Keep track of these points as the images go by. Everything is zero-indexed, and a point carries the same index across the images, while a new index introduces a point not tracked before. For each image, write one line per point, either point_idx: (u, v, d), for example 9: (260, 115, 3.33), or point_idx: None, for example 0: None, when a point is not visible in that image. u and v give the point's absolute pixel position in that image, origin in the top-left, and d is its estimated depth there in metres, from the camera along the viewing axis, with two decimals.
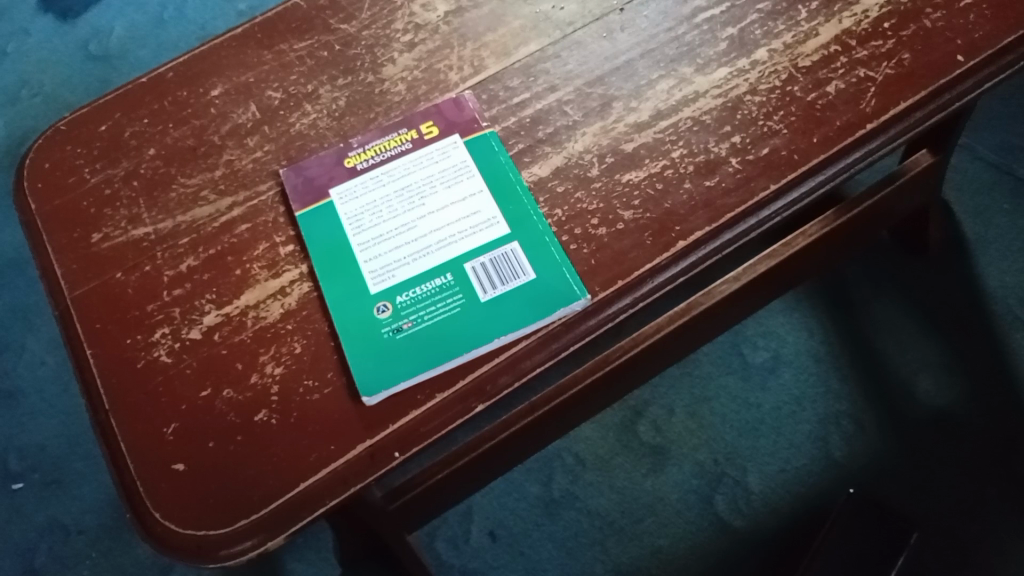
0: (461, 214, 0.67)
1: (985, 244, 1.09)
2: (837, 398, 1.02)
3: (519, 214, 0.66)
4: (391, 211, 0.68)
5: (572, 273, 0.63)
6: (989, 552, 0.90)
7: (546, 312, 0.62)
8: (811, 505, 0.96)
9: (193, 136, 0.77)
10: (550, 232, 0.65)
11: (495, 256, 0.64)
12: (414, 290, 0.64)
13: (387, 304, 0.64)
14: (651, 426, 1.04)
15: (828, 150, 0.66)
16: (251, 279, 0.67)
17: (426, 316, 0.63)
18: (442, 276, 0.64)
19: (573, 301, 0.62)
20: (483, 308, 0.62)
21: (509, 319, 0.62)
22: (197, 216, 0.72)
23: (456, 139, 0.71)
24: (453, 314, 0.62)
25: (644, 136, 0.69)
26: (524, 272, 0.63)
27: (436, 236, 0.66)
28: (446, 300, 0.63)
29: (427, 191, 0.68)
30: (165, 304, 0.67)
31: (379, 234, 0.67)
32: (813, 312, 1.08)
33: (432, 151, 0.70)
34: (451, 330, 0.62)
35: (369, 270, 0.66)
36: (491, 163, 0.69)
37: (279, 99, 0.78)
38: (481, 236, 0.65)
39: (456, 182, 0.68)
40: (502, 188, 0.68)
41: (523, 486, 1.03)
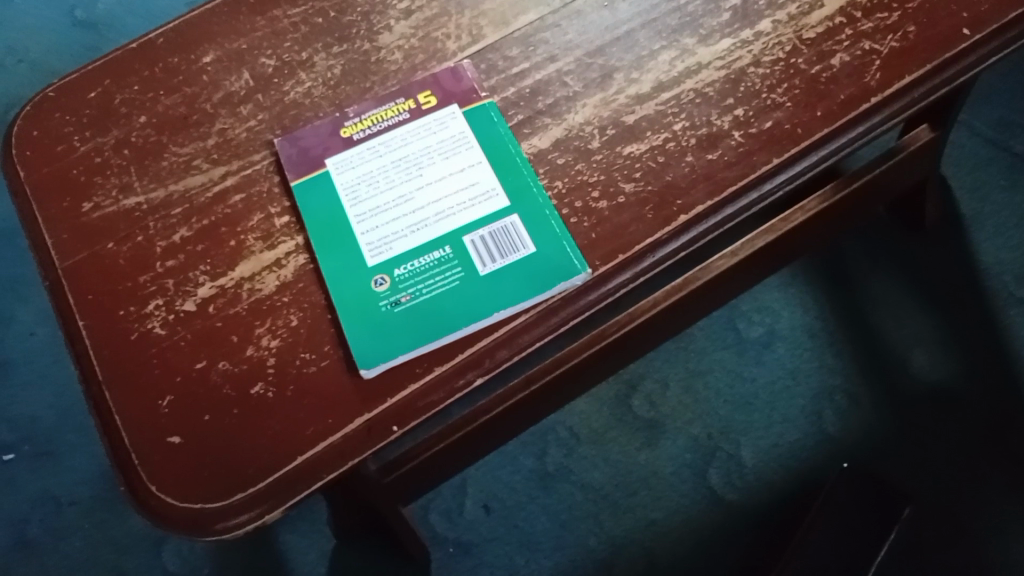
0: (460, 187, 0.66)
1: (981, 221, 1.09)
2: (831, 373, 1.02)
3: (519, 187, 0.65)
4: (388, 182, 0.67)
5: (572, 248, 0.63)
6: (984, 525, 0.91)
7: (546, 287, 0.61)
8: (805, 480, 0.97)
9: (185, 104, 0.76)
10: (550, 206, 0.64)
11: (494, 230, 0.63)
12: (412, 263, 0.63)
13: (385, 277, 0.63)
14: (645, 401, 1.04)
15: (831, 124, 0.65)
16: (246, 251, 0.66)
17: (424, 290, 0.62)
18: (440, 250, 0.63)
19: (573, 275, 0.61)
20: (483, 282, 0.62)
21: (509, 294, 0.61)
22: (189, 185, 0.71)
23: (454, 110, 0.70)
24: (452, 287, 0.62)
25: (645, 108, 0.68)
26: (524, 246, 0.63)
27: (434, 208, 0.65)
28: (444, 274, 0.62)
29: (425, 162, 0.67)
30: (158, 275, 0.66)
31: (376, 206, 0.66)
32: (809, 287, 1.08)
33: (430, 122, 0.69)
34: (450, 304, 0.61)
35: (366, 243, 0.65)
36: (490, 134, 0.68)
37: (272, 67, 0.77)
38: (480, 208, 0.64)
39: (454, 153, 0.67)
40: (501, 161, 0.67)
41: (517, 459, 1.03)
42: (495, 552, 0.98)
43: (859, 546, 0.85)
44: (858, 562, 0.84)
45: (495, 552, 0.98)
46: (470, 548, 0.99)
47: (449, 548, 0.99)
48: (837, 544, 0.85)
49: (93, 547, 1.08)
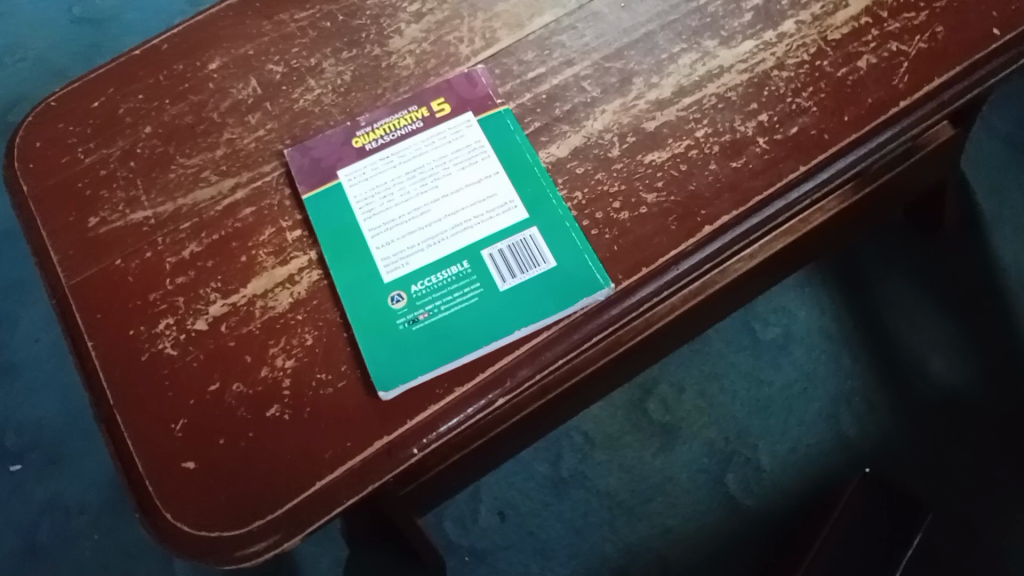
0: (477, 198, 0.64)
1: (1001, 221, 1.07)
2: (848, 376, 1.01)
3: (538, 198, 0.63)
4: (403, 195, 0.65)
5: (594, 261, 0.61)
6: (1002, 532, 0.89)
7: (568, 302, 0.59)
8: (821, 488, 0.95)
9: (192, 113, 0.74)
10: (570, 217, 0.63)
11: (513, 243, 0.62)
12: (429, 279, 0.61)
13: (401, 293, 0.61)
14: (661, 404, 1.03)
15: (858, 129, 0.63)
16: (258, 266, 0.65)
17: (443, 306, 0.60)
18: (458, 264, 0.61)
19: (596, 290, 0.59)
20: (502, 298, 0.60)
21: (529, 310, 0.59)
22: (198, 198, 0.69)
23: (469, 118, 0.68)
24: (471, 304, 0.60)
25: (666, 114, 0.66)
26: (544, 259, 0.61)
27: (450, 221, 0.63)
28: (463, 289, 0.60)
29: (440, 173, 0.65)
30: (167, 292, 0.65)
31: (391, 219, 0.64)
32: (824, 289, 1.06)
33: (444, 131, 0.67)
34: (469, 321, 0.59)
35: (381, 257, 0.63)
36: (507, 143, 0.66)
37: (280, 74, 0.75)
38: (498, 221, 0.63)
39: (470, 163, 0.65)
40: (519, 170, 0.65)
41: (531, 465, 1.01)
42: (510, 561, 0.97)
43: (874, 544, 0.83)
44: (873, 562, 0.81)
45: (510, 560, 0.97)
46: (484, 556, 0.97)
47: (463, 556, 0.98)
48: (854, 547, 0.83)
49: (102, 555, 1.07)
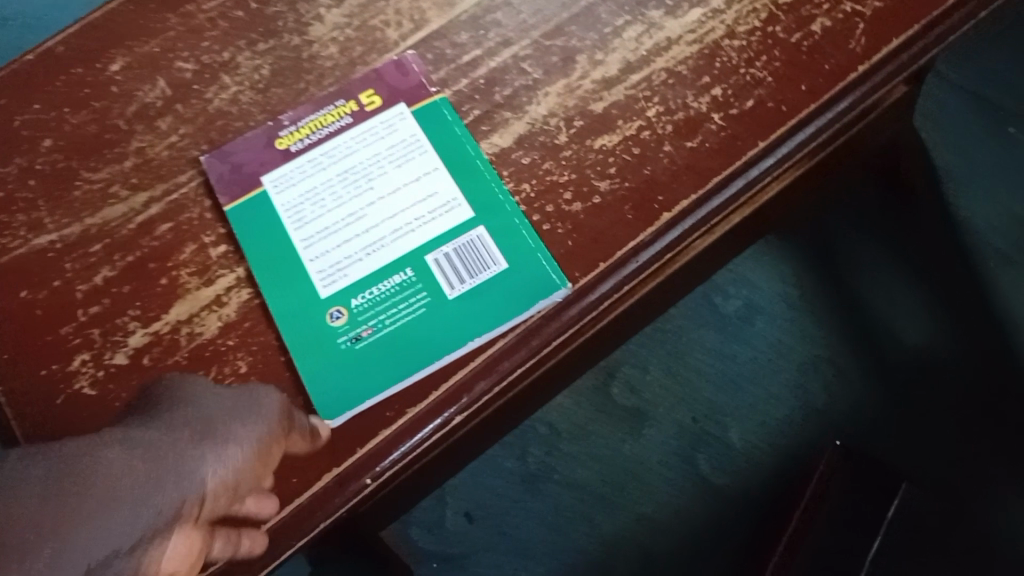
0: (417, 198, 0.58)
1: (955, 174, 1.05)
2: (813, 344, 0.99)
3: (483, 194, 0.59)
4: (335, 199, 0.59)
5: (548, 259, 0.56)
6: (977, 492, 0.88)
7: (523, 307, 0.55)
8: (796, 460, 0.93)
9: (95, 121, 0.67)
10: (519, 213, 0.58)
11: (459, 245, 0.57)
12: (370, 291, 0.56)
13: (341, 309, 0.56)
14: (626, 388, 0.99)
15: (817, 99, 0.60)
16: (180, 289, 0.59)
17: (387, 321, 0.55)
18: (401, 273, 0.56)
19: (552, 292, 0.55)
20: (451, 307, 0.55)
21: (482, 319, 0.55)
22: (108, 216, 0.62)
23: (403, 109, 0.62)
24: (418, 316, 0.55)
25: (614, 93, 0.61)
26: (494, 261, 0.56)
27: (389, 225, 0.58)
28: (408, 300, 0.56)
29: (374, 172, 0.60)
30: (81, 325, 0.58)
31: (323, 226, 0.59)
32: (783, 255, 1.04)
33: (375, 126, 0.62)
34: (418, 335, 0.55)
35: (316, 270, 0.57)
36: (445, 135, 0.61)
37: (191, 72, 0.68)
38: (441, 222, 0.58)
39: (406, 160, 0.60)
40: (460, 164, 0.60)
41: (497, 462, 0.98)
42: (483, 563, 0.93)
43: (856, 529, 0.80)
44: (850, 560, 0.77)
45: (483, 563, 0.93)
46: (455, 561, 0.94)
47: (434, 563, 0.94)
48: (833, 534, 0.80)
49: None
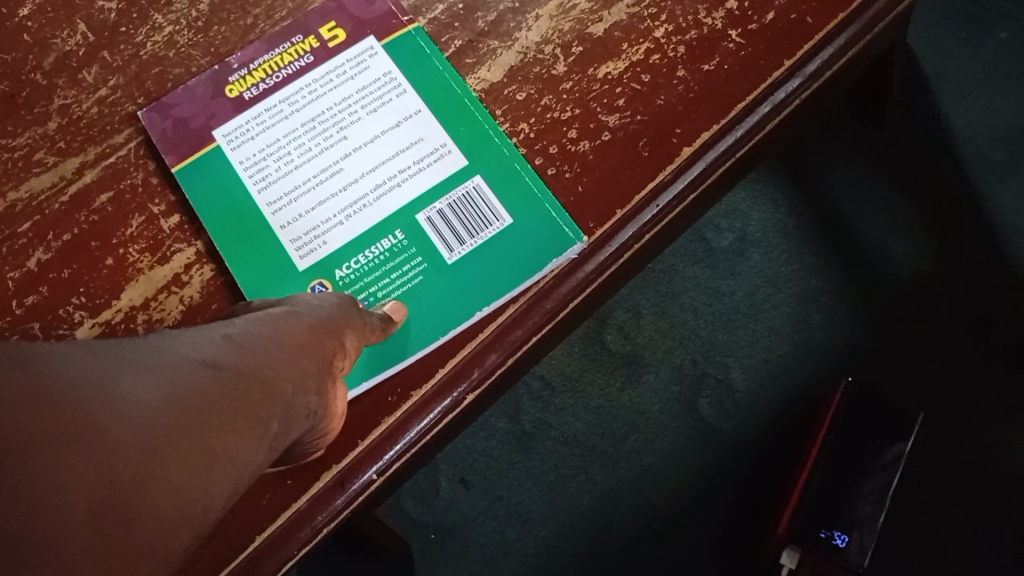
0: (400, 148, 0.51)
1: (947, 82, 1.00)
2: (811, 274, 0.94)
3: (476, 138, 0.51)
4: (304, 153, 0.51)
5: (557, 209, 0.49)
6: (986, 415, 0.86)
7: (533, 269, 0.48)
8: (802, 397, 0.89)
9: (6, 77, 0.57)
10: (520, 158, 0.50)
11: (455, 200, 0.50)
12: (354, 259, 0.49)
13: (323, 283, 0.49)
14: (619, 334, 0.94)
15: (844, 7, 0.53)
16: (130, 269, 0.51)
17: (379, 293, 0.48)
18: (390, 236, 0.49)
19: (566, 248, 0.49)
20: (453, 274, 0.48)
21: (487, 284, 0.48)
22: (35, 188, 0.53)
23: (372, 43, 0.53)
24: (414, 286, 0.48)
25: (614, 13, 0.54)
26: (495, 216, 0.49)
27: (371, 180, 0.50)
28: (402, 268, 0.49)
29: (346, 119, 0.52)
30: (18, 319, 0.50)
31: (292, 186, 0.51)
32: (774, 183, 0.99)
33: (342, 64, 0.53)
34: (417, 307, 0.48)
35: (289, 238, 0.50)
36: (424, 72, 0.53)
37: (115, 11, 0.58)
38: (431, 173, 0.50)
39: (382, 104, 0.52)
40: (447, 105, 0.52)
41: (489, 423, 0.92)
42: (482, 530, 0.89)
43: (863, 480, 0.78)
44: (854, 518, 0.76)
45: (482, 530, 0.89)
46: (453, 530, 0.89)
47: (430, 534, 0.89)
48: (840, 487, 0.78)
49: None
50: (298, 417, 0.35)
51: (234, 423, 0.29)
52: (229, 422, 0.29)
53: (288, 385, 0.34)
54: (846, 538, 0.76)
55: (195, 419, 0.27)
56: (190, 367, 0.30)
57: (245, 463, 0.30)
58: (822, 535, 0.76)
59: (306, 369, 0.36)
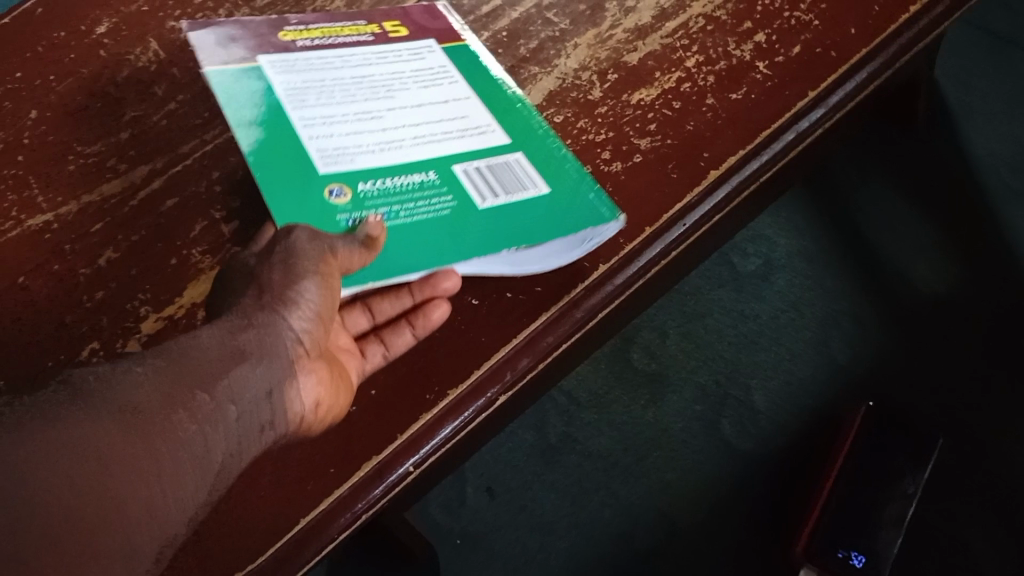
0: (446, 117, 0.53)
1: (969, 110, 1.09)
2: (834, 299, 0.98)
3: (520, 127, 0.54)
4: (348, 95, 0.53)
5: (596, 193, 0.52)
6: (1007, 444, 0.87)
7: (564, 231, 0.49)
8: (823, 419, 0.91)
9: (84, 89, 0.62)
10: (561, 152, 0.53)
11: (495, 166, 0.52)
12: (381, 180, 0.49)
13: (343, 188, 0.48)
14: (644, 352, 0.97)
15: (866, 42, 0.57)
16: (192, 269, 0.55)
17: (401, 213, 0.48)
18: (424, 174, 0.50)
19: (602, 223, 0.50)
20: (481, 217, 0.49)
21: (516, 231, 0.49)
22: (106, 193, 0.57)
23: (431, 44, 0.58)
24: (440, 217, 0.49)
25: (648, 43, 0.58)
26: (533, 186, 0.51)
27: (412, 132, 0.52)
28: (430, 200, 0.49)
29: (396, 84, 0.54)
30: (86, 311, 0.53)
31: (329, 114, 0.52)
32: (798, 208, 1.04)
33: (400, 49, 0.57)
34: (439, 234, 0.48)
35: (317, 148, 0.50)
36: (478, 73, 0.57)
37: (186, 33, 0.64)
38: (473, 142, 0.53)
39: (434, 84, 0.55)
40: (494, 99, 0.55)
41: (515, 436, 0.95)
42: (506, 539, 0.89)
43: (884, 508, 0.79)
44: (873, 545, 0.78)
45: (505, 539, 0.89)
46: (477, 538, 0.90)
47: (455, 541, 0.90)
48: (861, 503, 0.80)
49: None
50: (254, 434, 0.38)
51: (157, 459, 0.34)
52: (155, 458, 0.34)
53: (215, 410, 0.37)
54: (863, 560, 0.77)
55: (112, 469, 0.33)
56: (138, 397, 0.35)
57: (180, 485, 0.34)
58: (840, 555, 0.77)
59: (244, 387, 0.38)
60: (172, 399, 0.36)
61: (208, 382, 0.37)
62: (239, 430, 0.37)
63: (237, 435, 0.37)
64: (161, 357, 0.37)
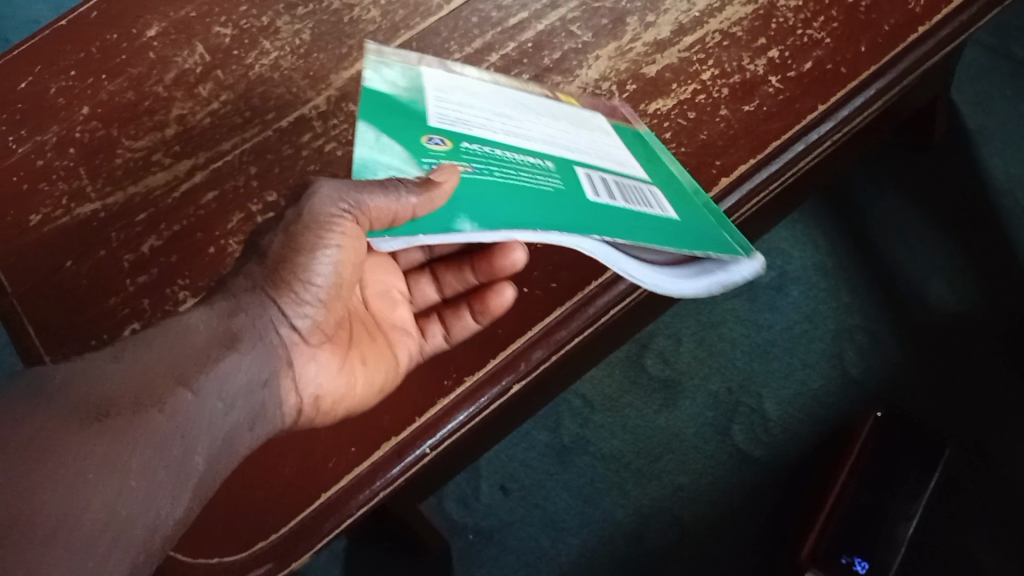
0: (587, 145, 0.51)
1: (990, 136, 1.08)
2: (849, 313, 0.99)
3: (669, 185, 0.51)
4: (489, 102, 0.53)
5: (735, 240, 0.46)
6: (1016, 461, 0.89)
7: (688, 244, 0.43)
8: (834, 429, 0.93)
9: (132, 89, 0.66)
10: (712, 216, 0.50)
11: (626, 182, 0.47)
12: (488, 146, 0.46)
13: (444, 140, 0.46)
14: (659, 358, 0.99)
15: (876, 60, 0.59)
16: (230, 258, 0.58)
17: (499, 174, 0.43)
18: (543, 161, 0.46)
19: (734, 255, 0.44)
20: (591, 202, 0.43)
21: (626, 223, 0.42)
22: (151, 185, 0.61)
23: (599, 118, 0.56)
24: (545, 189, 0.43)
25: (667, 56, 0.61)
26: (664, 209, 0.47)
27: (542, 136, 0.50)
28: (539, 177, 0.44)
29: (542, 114, 0.53)
30: (130, 295, 0.57)
31: (463, 105, 0.51)
32: (816, 221, 1.06)
33: (566, 109, 0.56)
34: (543, 203, 0.41)
35: (435, 115, 0.49)
36: (637, 144, 0.55)
37: (229, 37, 0.67)
38: (613, 165, 0.49)
39: (584, 129, 0.53)
40: (650, 164, 0.53)
41: (530, 435, 0.97)
42: (519, 535, 0.92)
43: (895, 526, 0.80)
44: (878, 550, 0.79)
45: (518, 535, 0.92)
46: (490, 533, 0.93)
47: (469, 535, 0.93)
48: (869, 513, 0.81)
49: None
50: (250, 419, 0.43)
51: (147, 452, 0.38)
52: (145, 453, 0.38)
53: (202, 404, 0.40)
54: (866, 566, 0.78)
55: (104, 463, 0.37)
56: (131, 393, 0.39)
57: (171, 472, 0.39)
58: (844, 561, 0.79)
59: (228, 383, 0.42)
60: (158, 396, 0.39)
61: (197, 377, 0.41)
62: (230, 420, 0.42)
63: (222, 431, 0.41)
64: (153, 354, 0.41)
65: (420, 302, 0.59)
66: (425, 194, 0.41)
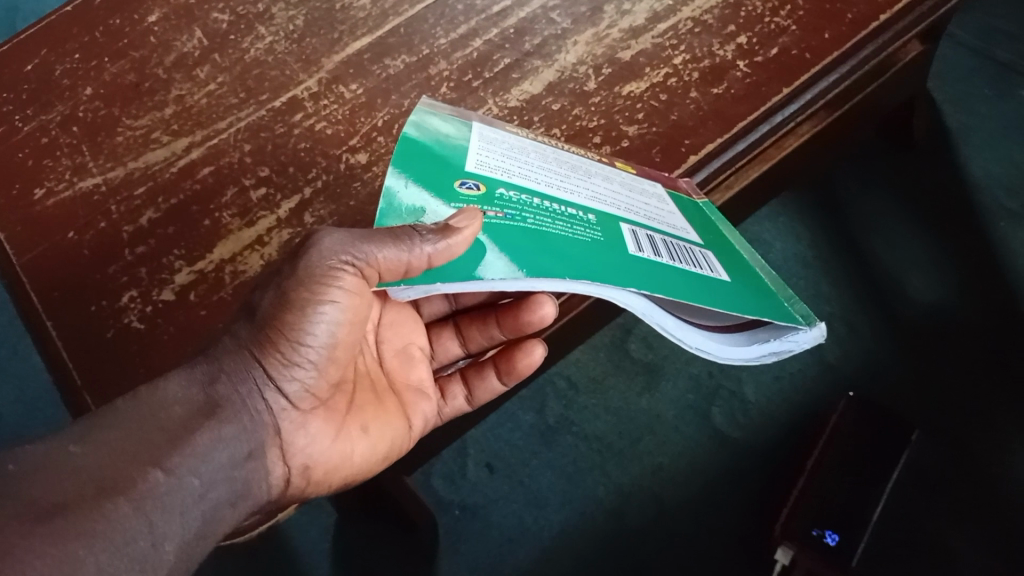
0: (637, 203, 0.53)
1: (969, 132, 1.11)
2: (827, 301, 1.02)
3: (722, 250, 0.53)
4: (540, 156, 0.54)
5: (790, 308, 0.47)
6: (986, 445, 0.91)
7: (730, 304, 0.45)
8: (810, 412, 0.96)
9: (134, 70, 0.69)
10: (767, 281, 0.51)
11: (675, 243, 0.49)
12: (525, 196, 0.49)
13: (477, 185, 0.49)
14: (642, 343, 1.02)
15: (839, 46, 0.62)
16: (223, 229, 0.61)
17: (530, 220, 0.47)
18: (588, 216, 0.49)
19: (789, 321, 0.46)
20: (629, 256, 0.46)
21: (662, 279, 0.44)
22: (150, 161, 0.64)
23: (657, 186, 0.56)
24: (582, 239, 0.46)
25: (641, 42, 0.64)
26: (715, 271, 0.49)
27: (589, 195, 0.52)
28: (578, 229, 0.47)
29: (594, 173, 0.54)
30: (128, 264, 0.60)
31: (510, 153, 0.53)
32: (798, 214, 1.09)
33: (624, 175, 0.56)
34: (580, 252, 0.45)
35: (476, 158, 0.52)
36: (693, 209, 0.56)
37: (226, 23, 0.70)
38: (664, 227, 0.51)
39: (637, 190, 0.54)
40: (707, 228, 0.54)
41: (517, 415, 1.00)
42: (503, 512, 0.95)
43: (871, 509, 0.82)
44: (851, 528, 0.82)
45: (502, 512, 0.95)
46: (476, 510, 0.95)
47: (456, 511, 0.96)
48: (844, 494, 0.84)
49: None
50: (233, 493, 0.44)
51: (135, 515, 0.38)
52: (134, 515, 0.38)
53: (186, 475, 0.41)
54: (836, 538, 0.81)
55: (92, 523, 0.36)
56: (120, 463, 0.39)
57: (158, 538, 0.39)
58: (814, 533, 0.82)
59: (210, 459, 0.43)
60: (146, 464, 0.40)
61: (183, 450, 0.42)
62: (211, 497, 0.42)
63: (202, 508, 0.42)
64: (138, 425, 0.41)
65: (443, 353, 0.65)
66: (443, 238, 0.43)
